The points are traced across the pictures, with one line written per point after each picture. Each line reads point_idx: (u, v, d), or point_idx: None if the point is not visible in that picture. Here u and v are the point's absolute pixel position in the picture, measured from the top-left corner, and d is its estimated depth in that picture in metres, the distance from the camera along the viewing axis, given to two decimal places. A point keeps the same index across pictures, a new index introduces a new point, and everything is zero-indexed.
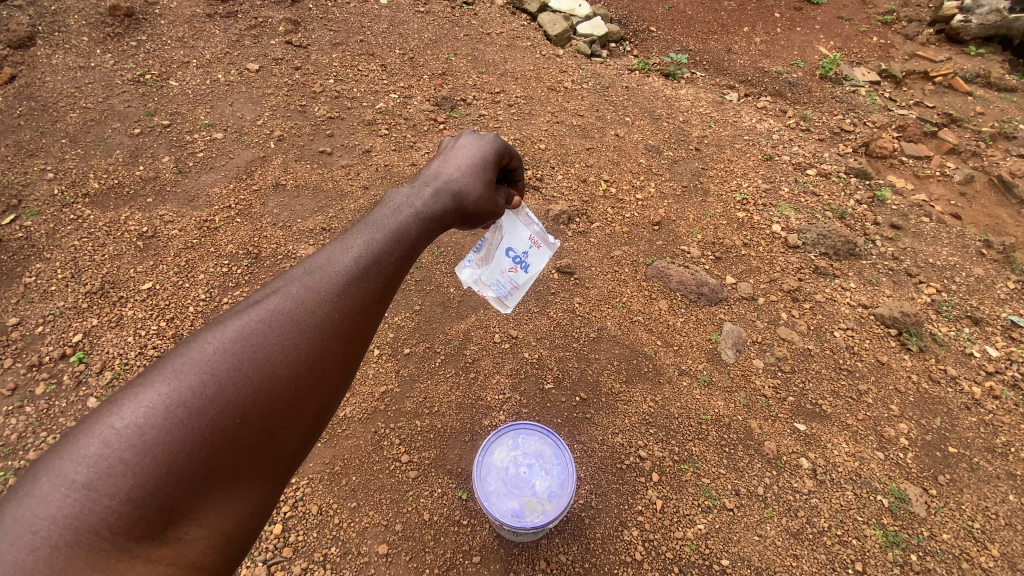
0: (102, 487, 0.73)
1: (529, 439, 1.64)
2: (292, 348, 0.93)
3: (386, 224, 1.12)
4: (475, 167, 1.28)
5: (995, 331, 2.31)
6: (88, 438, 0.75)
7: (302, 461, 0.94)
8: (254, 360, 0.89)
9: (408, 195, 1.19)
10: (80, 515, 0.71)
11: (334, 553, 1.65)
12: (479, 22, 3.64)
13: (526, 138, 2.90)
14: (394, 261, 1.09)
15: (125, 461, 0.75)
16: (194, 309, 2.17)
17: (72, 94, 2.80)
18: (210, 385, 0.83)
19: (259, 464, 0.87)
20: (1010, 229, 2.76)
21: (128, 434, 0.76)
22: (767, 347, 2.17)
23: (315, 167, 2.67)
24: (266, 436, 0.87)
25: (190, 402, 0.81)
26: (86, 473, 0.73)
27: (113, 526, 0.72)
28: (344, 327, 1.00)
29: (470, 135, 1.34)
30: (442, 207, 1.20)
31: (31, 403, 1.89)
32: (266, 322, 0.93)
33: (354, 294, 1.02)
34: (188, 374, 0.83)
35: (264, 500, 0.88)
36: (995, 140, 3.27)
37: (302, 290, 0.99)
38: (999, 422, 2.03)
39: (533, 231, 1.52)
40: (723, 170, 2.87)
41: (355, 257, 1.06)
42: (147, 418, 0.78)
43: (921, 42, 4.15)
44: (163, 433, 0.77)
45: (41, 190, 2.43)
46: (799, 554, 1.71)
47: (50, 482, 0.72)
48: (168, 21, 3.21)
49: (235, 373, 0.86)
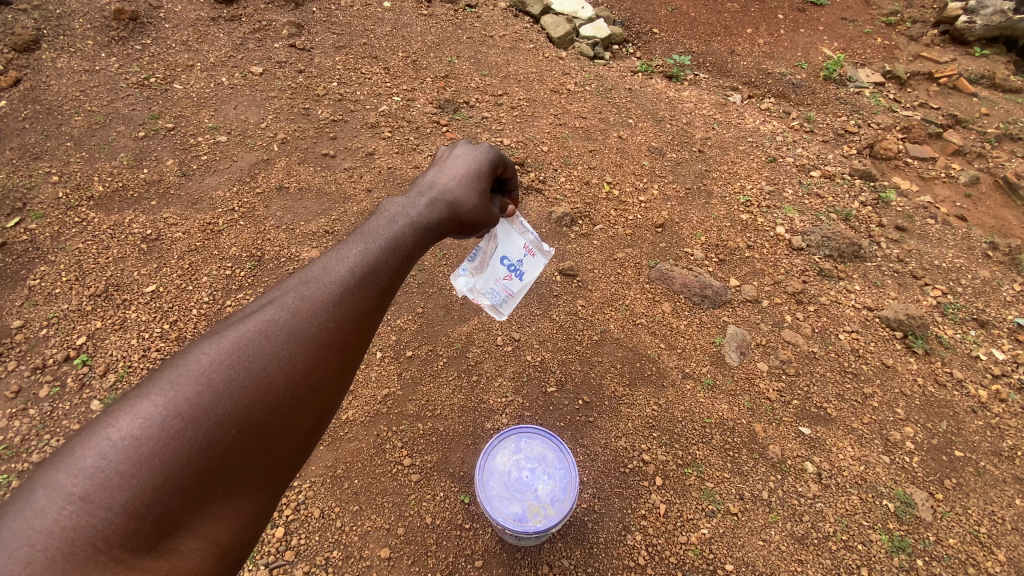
0: (98, 499, 0.73)
1: (532, 443, 1.63)
2: (288, 358, 0.93)
3: (382, 234, 1.12)
4: (471, 177, 1.28)
5: (1001, 334, 2.30)
6: (85, 449, 0.75)
7: (297, 472, 0.94)
8: (251, 370, 0.89)
9: (404, 205, 1.19)
10: (77, 528, 0.71)
11: (337, 557, 1.65)
12: (482, 25, 3.64)
13: (529, 140, 2.90)
14: (390, 271, 1.09)
15: (122, 473, 0.74)
16: (198, 312, 2.17)
17: (77, 98, 2.81)
18: (206, 397, 0.83)
19: (256, 474, 0.87)
20: (1016, 231, 2.74)
21: (124, 445, 0.76)
22: (771, 349, 2.16)
23: (319, 170, 2.68)
24: (262, 447, 0.87)
25: (187, 413, 0.81)
26: (82, 485, 0.73)
27: (109, 537, 0.72)
28: (340, 336, 0.99)
29: (465, 145, 1.34)
30: (437, 217, 1.20)
31: (35, 406, 1.89)
32: (262, 332, 0.93)
33: (351, 305, 1.02)
34: (185, 384, 0.83)
35: (260, 511, 0.88)
36: (1000, 140, 3.25)
37: (297, 300, 0.99)
38: (1006, 426, 2.02)
39: (528, 239, 1.51)
40: (726, 171, 2.86)
41: (351, 268, 1.06)
42: (143, 430, 0.78)
43: (925, 43, 4.14)
44: (159, 444, 0.77)
45: (45, 193, 2.45)
46: (804, 559, 1.69)
47: (46, 495, 0.72)
48: (172, 25, 3.23)
49: (231, 385, 0.86)
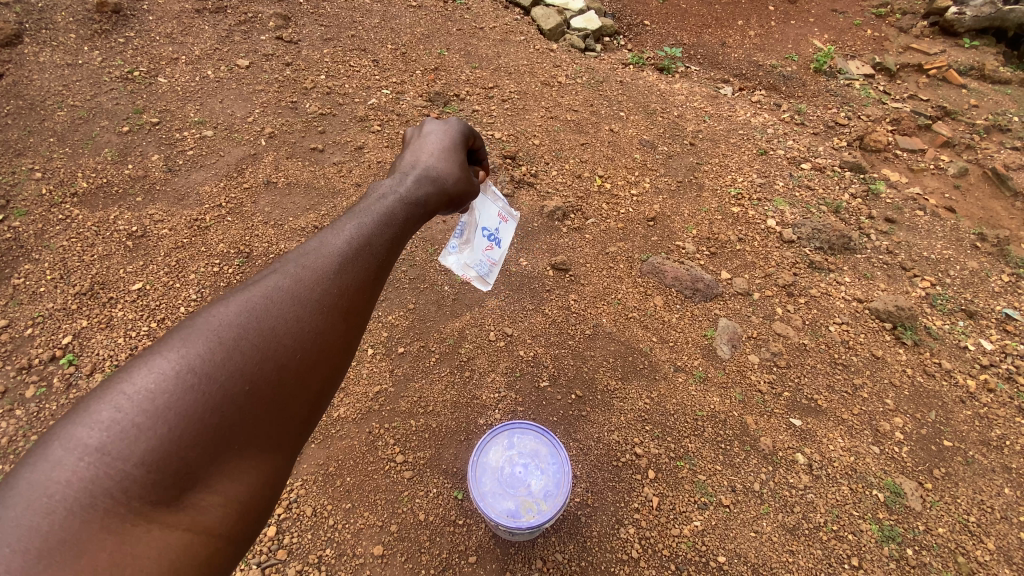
0: (116, 450, 0.71)
1: (524, 439, 1.62)
2: (296, 320, 0.92)
3: (379, 206, 1.13)
4: (446, 153, 1.30)
5: (989, 324, 2.32)
6: (101, 403, 0.74)
7: (309, 437, 0.92)
8: (260, 330, 0.87)
9: (393, 184, 1.19)
10: (95, 479, 0.69)
11: (329, 555, 1.65)
12: (472, 16, 3.61)
13: (520, 133, 2.88)
14: (390, 239, 1.09)
15: (138, 424, 0.73)
16: (185, 310, 2.14)
17: (60, 92, 2.76)
18: (217, 353, 0.82)
19: (270, 434, 0.85)
20: (1005, 222, 2.76)
21: (139, 399, 0.74)
22: (762, 342, 2.17)
23: (307, 164, 2.65)
24: (275, 406, 0.85)
25: (200, 369, 0.79)
26: (99, 437, 0.71)
27: (128, 489, 0.70)
28: (345, 301, 0.99)
29: (432, 122, 1.36)
30: (429, 188, 1.21)
31: (21, 406, 1.86)
32: (267, 295, 0.92)
33: (354, 270, 1.02)
34: (196, 342, 0.82)
35: (276, 472, 0.85)
36: (989, 132, 3.26)
37: (301, 266, 0.98)
38: (994, 416, 2.04)
39: (501, 207, 1.52)
40: (717, 164, 2.86)
41: (352, 236, 1.05)
42: (157, 384, 0.76)
43: (916, 34, 4.14)
44: (174, 397, 0.76)
45: (28, 190, 2.40)
46: (795, 550, 1.70)
47: (62, 447, 0.70)
48: (156, 17, 3.18)
49: (241, 343, 0.85)
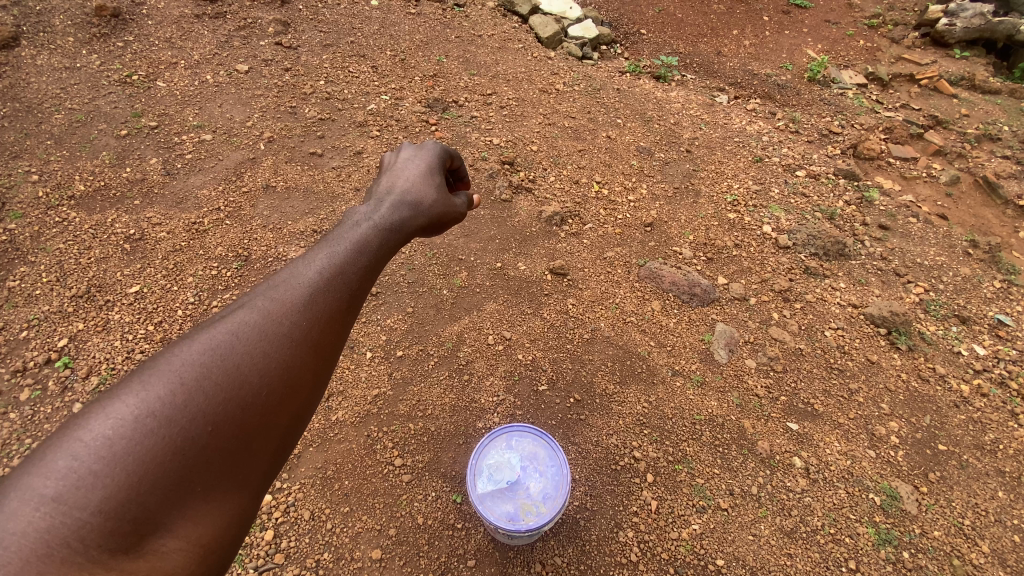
0: (73, 500, 0.70)
1: (523, 441, 1.61)
2: (262, 356, 0.92)
3: (348, 238, 1.15)
4: (425, 176, 1.38)
5: (981, 329, 2.34)
6: (57, 452, 0.73)
7: (276, 474, 0.91)
8: (225, 368, 0.87)
9: (368, 212, 1.24)
10: (51, 528, 0.68)
11: (327, 559, 1.64)
12: (471, 24, 3.64)
13: (518, 139, 2.91)
14: (359, 271, 1.11)
15: (95, 472, 0.72)
16: (183, 313, 2.14)
17: (58, 96, 2.75)
18: (179, 395, 0.81)
19: (235, 475, 0.84)
20: (995, 229, 2.80)
21: (97, 446, 0.74)
22: (759, 347, 2.19)
23: (306, 169, 2.65)
24: (239, 445, 0.85)
25: (160, 412, 0.79)
26: (55, 486, 0.70)
27: (86, 538, 0.69)
28: (314, 335, 0.99)
29: (408, 150, 1.43)
30: (400, 217, 1.25)
31: (15, 409, 1.84)
32: (233, 331, 0.93)
33: (322, 303, 1.03)
34: (157, 384, 0.81)
35: (242, 511, 0.85)
36: (980, 141, 3.32)
37: (269, 302, 0.99)
38: (987, 420, 2.06)
39: (541, 463, 1.58)
40: (713, 171, 2.89)
41: (320, 269, 1.07)
42: (115, 430, 0.76)
43: (908, 45, 4.21)
44: (134, 442, 0.75)
45: (24, 193, 2.38)
46: (793, 553, 1.71)
47: (18, 498, 0.69)
48: (155, 22, 3.19)
49: (204, 381, 0.84)
